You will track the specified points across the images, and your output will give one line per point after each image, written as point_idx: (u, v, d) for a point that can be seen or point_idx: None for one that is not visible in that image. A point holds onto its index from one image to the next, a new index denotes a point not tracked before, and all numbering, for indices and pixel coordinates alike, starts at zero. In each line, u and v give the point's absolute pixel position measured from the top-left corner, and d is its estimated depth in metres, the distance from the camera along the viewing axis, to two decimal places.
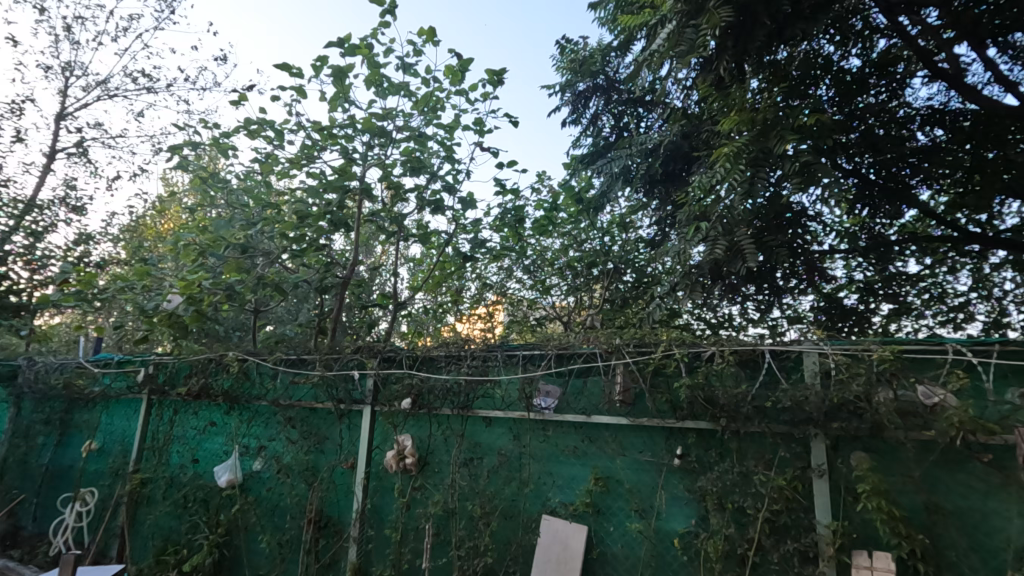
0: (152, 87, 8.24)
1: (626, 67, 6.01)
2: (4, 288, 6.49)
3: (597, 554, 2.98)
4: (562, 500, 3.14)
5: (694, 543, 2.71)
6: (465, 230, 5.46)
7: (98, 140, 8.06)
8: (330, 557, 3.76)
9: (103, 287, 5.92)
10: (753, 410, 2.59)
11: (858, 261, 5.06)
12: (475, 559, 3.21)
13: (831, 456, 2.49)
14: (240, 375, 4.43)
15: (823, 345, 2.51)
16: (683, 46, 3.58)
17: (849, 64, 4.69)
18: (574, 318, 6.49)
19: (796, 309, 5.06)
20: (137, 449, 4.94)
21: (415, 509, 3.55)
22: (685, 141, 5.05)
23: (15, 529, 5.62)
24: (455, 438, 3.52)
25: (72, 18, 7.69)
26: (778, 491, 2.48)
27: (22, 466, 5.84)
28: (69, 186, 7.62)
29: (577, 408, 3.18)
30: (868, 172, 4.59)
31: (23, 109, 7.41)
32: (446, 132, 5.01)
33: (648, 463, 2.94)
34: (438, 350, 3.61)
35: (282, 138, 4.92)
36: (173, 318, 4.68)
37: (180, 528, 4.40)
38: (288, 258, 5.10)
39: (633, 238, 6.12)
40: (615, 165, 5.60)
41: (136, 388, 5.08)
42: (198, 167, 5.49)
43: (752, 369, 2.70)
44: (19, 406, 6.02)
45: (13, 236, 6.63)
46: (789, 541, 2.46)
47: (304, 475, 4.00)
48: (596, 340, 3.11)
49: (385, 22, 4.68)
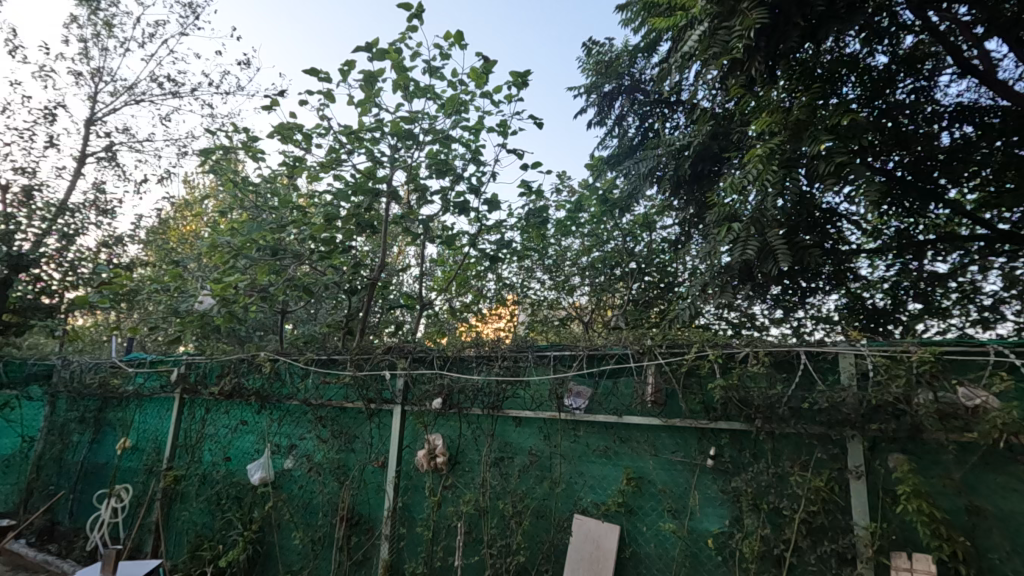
0: (177, 92, 8.40)
1: (651, 68, 6.03)
2: (38, 290, 6.65)
3: (629, 553, 3.00)
4: (594, 500, 3.17)
5: (728, 544, 2.72)
6: (490, 231, 5.52)
7: (126, 144, 8.25)
8: (362, 554, 3.84)
9: (135, 288, 6.06)
10: (789, 411, 2.59)
11: (885, 258, 4.94)
12: (508, 557, 3.26)
13: (869, 457, 2.48)
14: (272, 375, 4.52)
15: (860, 346, 2.50)
16: (715, 47, 3.62)
17: (876, 61, 4.63)
18: (595, 318, 6.53)
19: (820, 309, 5.03)
20: (171, 446, 5.06)
21: (446, 507, 3.60)
22: (714, 141, 4.92)
23: (53, 524, 5.80)
24: (485, 438, 3.56)
25: (101, 25, 7.87)
26: (815, 492, 2.48)
27: (59, 463, 6.02)
28: (99, 190, 7.80)
29: (608, 408, 3.20)
30: (898, 172, 4.59)
31: (55, 115, 7.60)
32: (472, 134, 5.05)
33: (680, 463, 2.95)
34: (470, 350, 3.66)
35: (311, 141, 5.00)
36: (207, 318, 4.78)
37: (213, 524, 4.51)
38: (317, 259, 5.19)
39: (657, 239, 6.14)
40: (643, 166, 5.62)
41: (169, 387, 5.20)
42: (229, 171, 5.62)
43: (787, 371, 2.70)
44: (55, 405, 6.20)
45: (46, 239, 6.78)
46: (827, 543, 2.46)
47: (336, 473, 4.08)
48: (628, 341, 3.13)
49: (413, 26, 4.73)
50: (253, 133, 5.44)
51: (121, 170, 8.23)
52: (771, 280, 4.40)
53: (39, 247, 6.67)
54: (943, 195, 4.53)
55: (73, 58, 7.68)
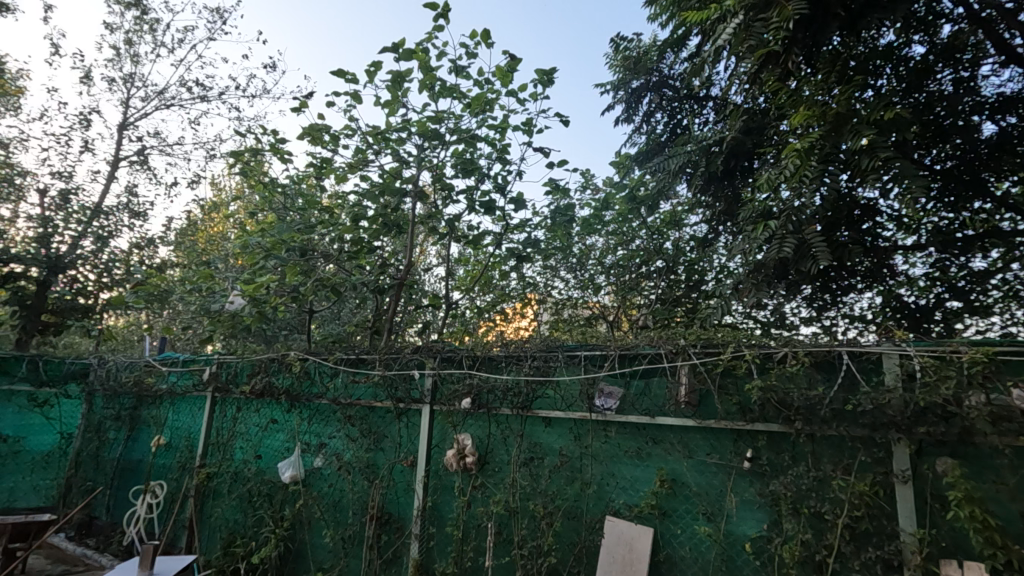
0: (206, 96, 8.57)
1: (680, 63, 5.95)
2: (74, 291, 6.81)
3: (663, 556, 2.95)
4: (626, 502, 3.12)
5: (767, 549, 2.65)
6: (515, 230, 5.52)
7: (157, 148, 8.44)
8: (392, 553, 3.85)
9: (168, 288, 6.18)
10: (830, 413, 2.51)
11: (921, 253, 4.71)
12: (539, 558, 3.23)
13: (915, 461, 2.39)
14: (302, 375, 4.58)
15: (905, 346, 2.42)
16: (750, 40, 3.56)
17: (912, 51, 4.46)
18: (620, 318, 6.46)
19: (853, 308, 4.89)
20: (203, 444, 5.14)
21: (475, 507, 3.60)
22: (747, 138, 4.85)
23: (90, 519, 5.97)
24: (515, 438, 3.54)
25: (132, 32, 8.05)
26: (858, 496, 2.40)
27: (96, 459, 6.18)
28: (131, 193, 7.99)
29: (640, 408, 3.16)
30: (940, 163, 4.46)
31: (90, 120, 7.80)
32: (498, 132, 5.04)
33: (715, 465, 2.88)
34: (499, 350, 3.65)
35: (338, 142, 5.04)
36: (238, 319, 4.86)
37: (245, 521, 4.58)
38: (345, 259, 5.23)
39: (684, 237, 6.06)
40: (672, 163, 5.55)
41: (201, 386, 5.29)
42: (258, 172, 5.69)
43: (828, 372, 2.62)
44: (92, 402, 6.44)
45: (82, 241, 6.92)
46: (871, 549, 2.38)
47: (365, 472, 4.10)
48: (660, 341, 3.09)
49: (439, 26, 4.74)
50: (281, 135, 5.50)
51: (153, 174, 8.42)
52: (804, 278, 4.30)
53: (75, 249, 6.84)
54: (988, 189, 4.39)
55: (107, 64, 7.87)
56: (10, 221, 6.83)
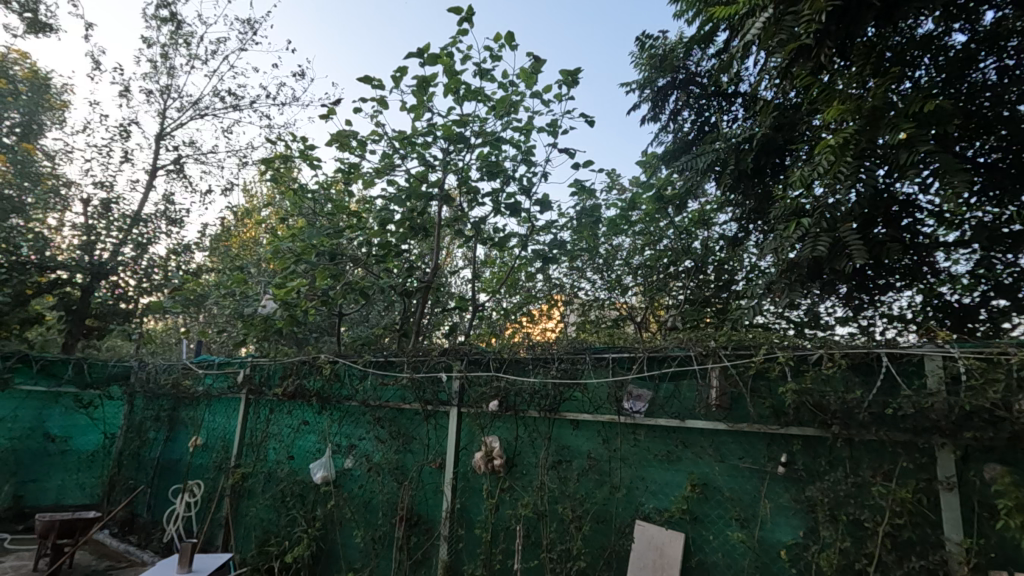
0: (238, 105, 8.82)
1: (708, 60, 5.85)
2: (116, 297, 7.08)
3: (695, 562, 2.90)
4: (657, 507, 3.08)
5: (803, 556, 2.57)
6: (541, 231, 5.51)
7: (192, 157, 8.72)
8: (421, 554, 3.89)
9: (203, 292, 6.36)
10: (869, 417, 2.43)
11: (965, 249, 4.39)
12: (568, 562, 3.20)
13: (961, 468, 2.29)
14: (332, 376, 4.67)
15: (948, 348, 2.32)
16: (781, 34, 3.51)
17: (953, 40, 4.26)
18: (648, 318, 6.39)
19: (892, 308, 4.68)
20: (238, 445, 5.27)
21: (503, 509, 3.59)
22: (778, 134, 4.75)
23: (133, 516, 6.18)
24: (542, 441, 3.53)
25: (168, 45, 8.31)
26: (900, 504, 2.31)
27: (137, 458, 6.39)
28: (168, 201, 8.26)
29: (669, 412, 3.11)
30: (984, 156, 4.16)
31: (128, 131, 8.11)
32: (523, 134, 5.05)
33: (749, 470, 2.81)
34: (526, 353, 3.64)
35: (365, 147, 5.11)
36: (270, 322, 4.98)
37: (278, 520, 4.68)
38: (373, 263, 5.29)
39: (713, 236, 5.95)
40: (700, 161, 5.45)
41: (236, 388, 5.43)
42: (288, 179, 5.82)
43: (866, 374, 2.53)
44: (133, 403, 6.67)
45: (122, 248, 7.20)
46: (914, 558, 2.28)
47: (394, 474, 4.15)
48: (690, 343, 3.04)
49: (463, 30, 4.77)
50: (310, 142, 5.60)
51: (188, 182, 8.70)
52: (838, 278, 4.21)
53: (116, 256, 7.12)
54: None
55: (144, 77, 8.17)
56: (57, 229, 7.14)
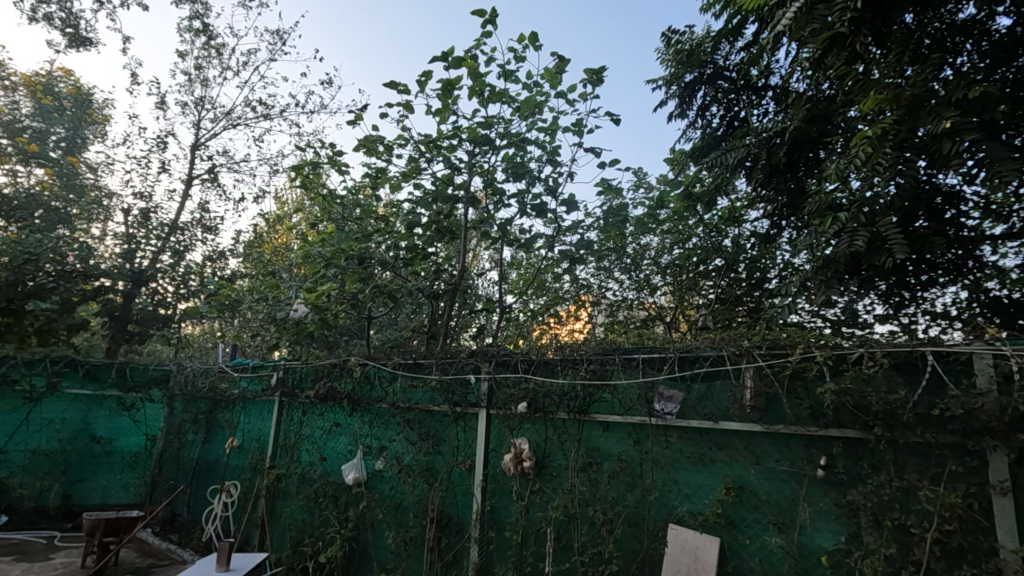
0: (269, 114, 9.03)
1: (736, 54, 5.73)
2: (155, 302, 7.32)
3: (731, 568, 2.82)
4: (690, 510, 3.01)
5: (846, 563, 2.48)
6: (567, 231, 5.47)
7: (226, 166, 8.96)
8: (453, 556, 3.90)
9: (237, 298, 6.52)
10: (914, 418, 2.33)
11: (1015, 242, 4.18)
12: (600, 566, 3.17)
13: (1016, 471, 2.17)
14: (362, 379, 4.71)
15: (998, 346, 2.21)
16: (814, 24, 3.39)
17: (999, 23, 4.05)
18: (678, 318, 6.29)
19: (935, 304, 4.48)
20: (272, 446, 5.37)
21: (533, 512, 3.57)
22: (812, 126, 4.61)
23: (173, 515, 6.37)
24: (572, 443, 3.50)
25: (201, 58, 8.57)
26: (949, 509, 2.20)
27: (176, 460, 6.57)
28: (203, 209, 8.52)
29: (702, 413, 3.05)
30: None
31: (165, 142, 8.40)
32: (548, 134, 5.03)
33: (786, 473, 2.73)
34: (554, 355, 3.61)
35: (392, 152, 5.17)
36: (301, 325, 5.07)
37: (313, 521, 4.74)
38: (401, 266, 5.33)
39: (744, 232, 5.82)
40: (731, 156, 5.27)
41: (269, 391, 5.54)
42: (317, 185, 5.91)
43: (910, 374, 2.43)
44: (172, 406, 6.88)
45: (161, 256, 7.46)
46: (965, 567, 2.17)
47: (424, 475, 4.17)
48: (722, 343, 2.97)
49: (487, 32, 4.78)
50: (338, 148, 5.69)
51: (222, 190, 8.94)
52: (878, 273, 4.06)
53: (156, 264, 7.39)
54: None
55: (179, 90, 8.44)
56: (99, 239, 7.43)
